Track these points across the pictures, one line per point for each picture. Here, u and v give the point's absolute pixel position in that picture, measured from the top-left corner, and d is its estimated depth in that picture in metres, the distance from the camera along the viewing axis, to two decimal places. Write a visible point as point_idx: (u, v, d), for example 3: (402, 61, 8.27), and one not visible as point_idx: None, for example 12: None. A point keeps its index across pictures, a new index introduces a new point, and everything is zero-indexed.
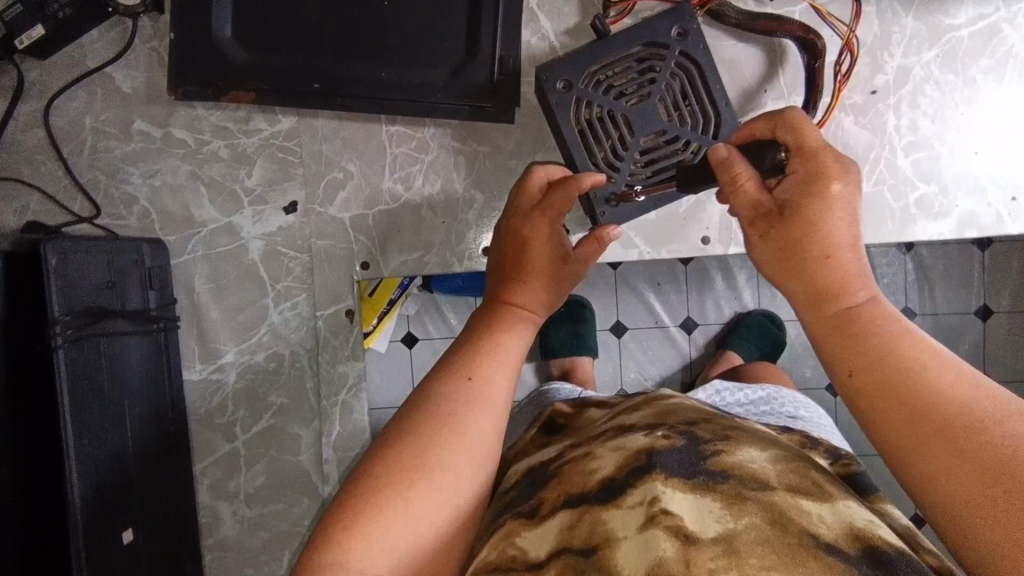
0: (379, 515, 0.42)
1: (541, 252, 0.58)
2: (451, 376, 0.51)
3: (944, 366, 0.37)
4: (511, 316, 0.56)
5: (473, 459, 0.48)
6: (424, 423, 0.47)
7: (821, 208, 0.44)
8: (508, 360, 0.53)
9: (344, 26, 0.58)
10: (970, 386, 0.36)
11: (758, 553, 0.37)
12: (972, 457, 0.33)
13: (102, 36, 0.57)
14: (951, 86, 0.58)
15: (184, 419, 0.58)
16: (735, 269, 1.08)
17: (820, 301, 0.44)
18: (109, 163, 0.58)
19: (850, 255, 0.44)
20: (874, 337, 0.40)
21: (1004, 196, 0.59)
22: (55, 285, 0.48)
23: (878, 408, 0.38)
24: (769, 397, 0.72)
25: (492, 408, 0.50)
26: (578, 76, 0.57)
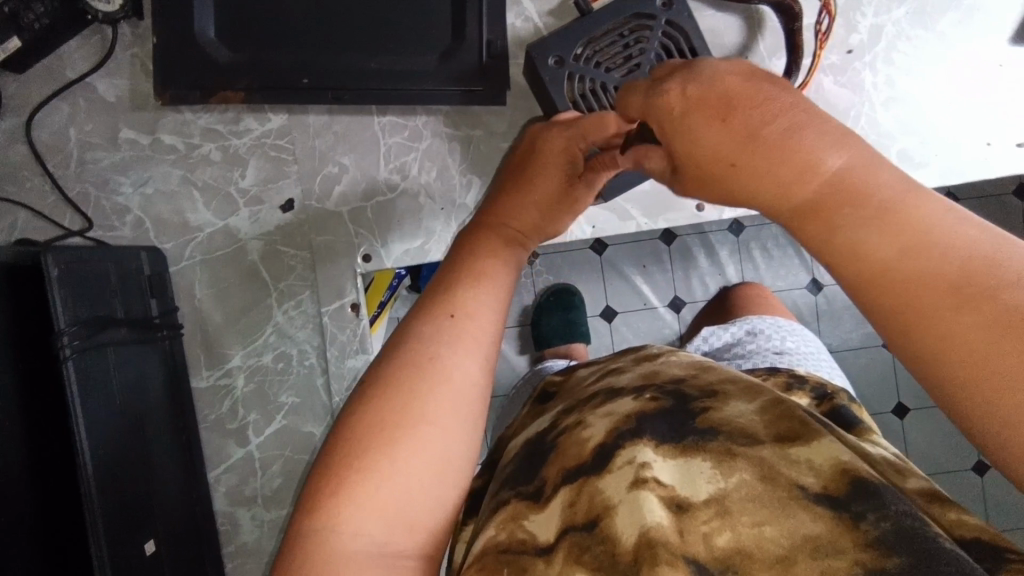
0: (369, 476, 0.36)
1: (555, 161, 0.51)
2: (432, 314, 0.43)
3: (942, 230, 0.32)
4: (490, 240, 0.49)
5: (467, 408, 0.40)
6: (402, 366, 0.40)
7: (702, 118, 0.34)
8: (492, 287, 0.46)
9: (327, 17, 0.57)
10: (967, 245, 0.31)
11: (750, 509, 0.37)
12: (983, 327, 0.29)
13: (83, 45, 0.58)
14: (922, 41, 0.59)
15: (195, 428, 0.59)
16: (716, 246, 1.25)
17: (777, 193, 0.33)
18: (98, 174, 0.58)
19: (778, 123, 0.32)
20: (854, 222, 0.32)
21: (979, 142, 0.59)
22: (59, 293, 0.51)
23: (880, 300, 0.33)
24: (753, 334, 0.74)
25: (476, 345, 0.42)
26: (568, 52, 0.56)
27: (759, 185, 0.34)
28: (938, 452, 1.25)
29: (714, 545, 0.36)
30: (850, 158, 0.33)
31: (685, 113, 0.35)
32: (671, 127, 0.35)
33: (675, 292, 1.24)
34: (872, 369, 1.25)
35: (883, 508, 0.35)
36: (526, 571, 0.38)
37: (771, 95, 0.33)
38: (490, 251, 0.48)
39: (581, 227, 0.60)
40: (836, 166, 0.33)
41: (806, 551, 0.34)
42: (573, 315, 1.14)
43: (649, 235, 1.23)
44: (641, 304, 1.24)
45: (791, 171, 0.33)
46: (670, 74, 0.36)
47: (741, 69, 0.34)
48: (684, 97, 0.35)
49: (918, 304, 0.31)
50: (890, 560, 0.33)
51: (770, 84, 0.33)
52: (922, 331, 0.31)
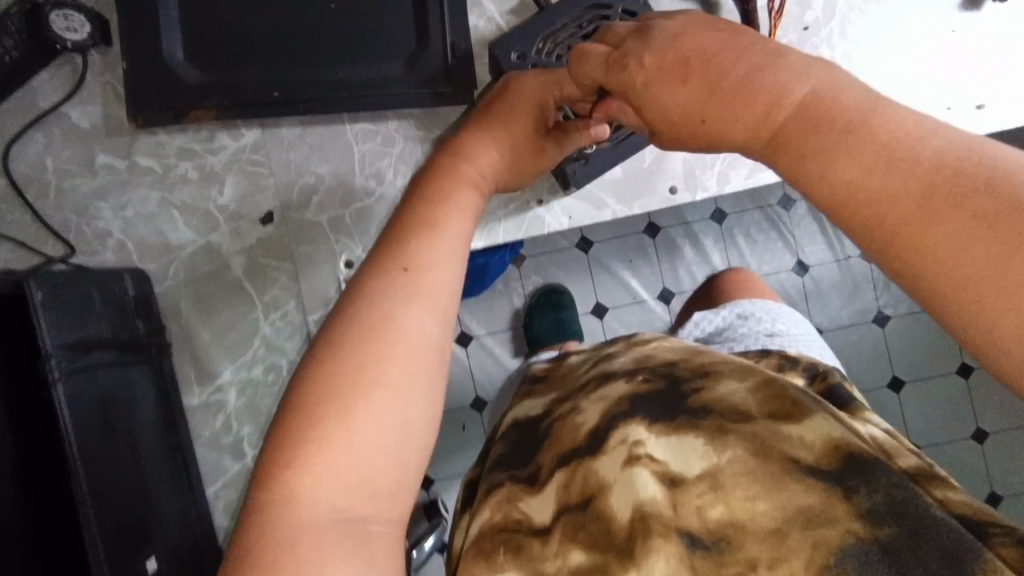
0: (324, 444, 0.34)
1: (530, 107, 0.50)
2: (386, 269, 0.40)
3: (904, 143, 0.31)
4: (449, 182, 0.45)
5: (424, 369, 0.38)
6: (354, 327, 0.38)
7: (665, 83, 0.35)
8: (448, 236, 0.42)
9: (293, 31, 0.58)
10: (933, 152, 0.30)
11: (743, 484, 0.37)
12: (957, 229, 0.29)
13: (54, 75, 0.59)
14: (875, 13, 0.61)
15: (189, 444, 0.60)
16: (700, 235, 1.26)
17: (747, 133, 0.34)
18: (77, 201, 0.59)
19: (738, 69, 0.33)
20: (820, 146, 0.32)
21: (939, 108, 0.61)
22: (43, 317, 0.51)
23: (857, 221, 0.32)
24: (744, 317, 0.72)
25: (433, 301, 0.40)
26: (529, 47, 0.58)
27: (729, 127, 0.34)
28: (936, 424, 1.25)
29: (707, 516, 0.37)
30: (816, 84, 0.33)
31: (649, 80, 0.36)
32: (636, 94, 0.37)
33: (663, 283, 1.25)
34: (864, 346, 1.26)
35: (875, 480, 0.36)
36: (521, 550, 0.39)
37: (717, 48, 0.34)
38: (449, 198, 0.44)
39: (557, 217, 0.61)
40: (800, 94, 0.33)
41: (798, 525, 0.35)
42: (564, 314, 1.15)
43: (633, 230, 1.25)
44: (630, 298, 1.24)
45: (756, 106, 0.33)
46: (627, 43, 0.38)
47: (717, 30, 0.35)
48: (643, 68, 0.36)
49: (888, 218, 0.30)
50: (881, 531, 0.34)
51: (734, 35, 0.35)
52: (900, 242, 0.30)
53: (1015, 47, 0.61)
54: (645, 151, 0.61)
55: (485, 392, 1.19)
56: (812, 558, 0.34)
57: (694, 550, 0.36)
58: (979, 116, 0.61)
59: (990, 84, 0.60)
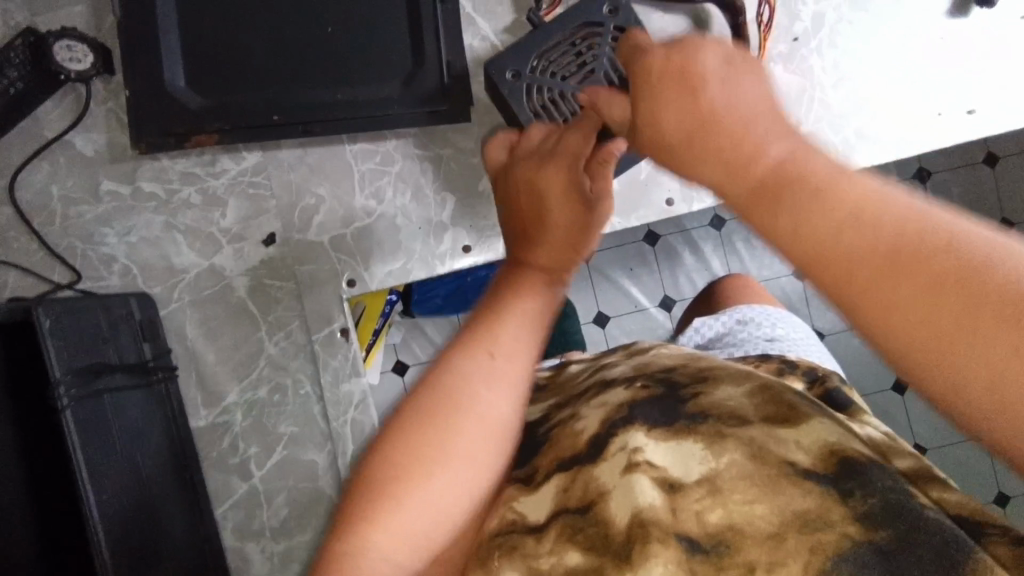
0: (409, 510, 0.37)
1: (573, 196, 0.47)
2: (478, 350, 0.42)
3: (875, 208, 0.29)
4: (530, 270, 0.47)
5: (500, 447, 0.41)
6: (446, 403, 0.40)
7: (667, 93, 0.35)
8: (534, 319, 0.45)
9: (291, 55, 0.59)
10: (909, 217, 0.28)
11: (740, 487, 0.37)
12: (929, 292, 0.26)
13: (58, 104, 0.60)
14: (864, 22, 0.61)
15: (197, 465, 0.60)
16: (699, 242, 1.27)
17: (725, 175, 0.33)
18: (83, 227, 0.60)
19: (730, 110, 0.34)
20: (792, 201, 0.30)
21: (930, 113, 0.62)
22: (52, 344, 0.52)
23: (823, 279, 0.29)
24: (743, 322, 0.72)
25: (513, 384, 0.42)
26: (523, 65, 0.59)
27: (709, 163, 0.34)
28: (941, 424, 1.25)
29: (706, 521, 0.37)
30: (794, 143, 0.32)
31: (659, 80, 0.36)
32: (643, 83, 0.37)
33: (664, 291, 1.26)
34: (867, 348, 1.26)
35: (870, 483, 0.36)
36: (517, 550, 0.40)
37: (731, 77, 0.35)
38: (534, 284, 0.46)
39: None
40: (777, 152, 0.32)
41: (795, 527, 0.35)
42: (567, 323, 1.15)
43: (633, 239, 1.25)
44: (631, 306, 1.25)
45: (739, 150, 0.33)
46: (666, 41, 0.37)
47: (723, 55, 0.35)
48: (666, 63, 0.36)
49: (857, 278, 0.28)
50: (877, 533, 0.34)
51: (731, 70, 0.35)
52: (869, 305, 0.28)
53: (1002, 50, 0.62)
54: (640, 164, 0.61)
55: None
56: (810, 560, 0.34)
57: (692, 555, 0.36)
58: (969, 121, 0.61)
59: (979, 88, 0.61)
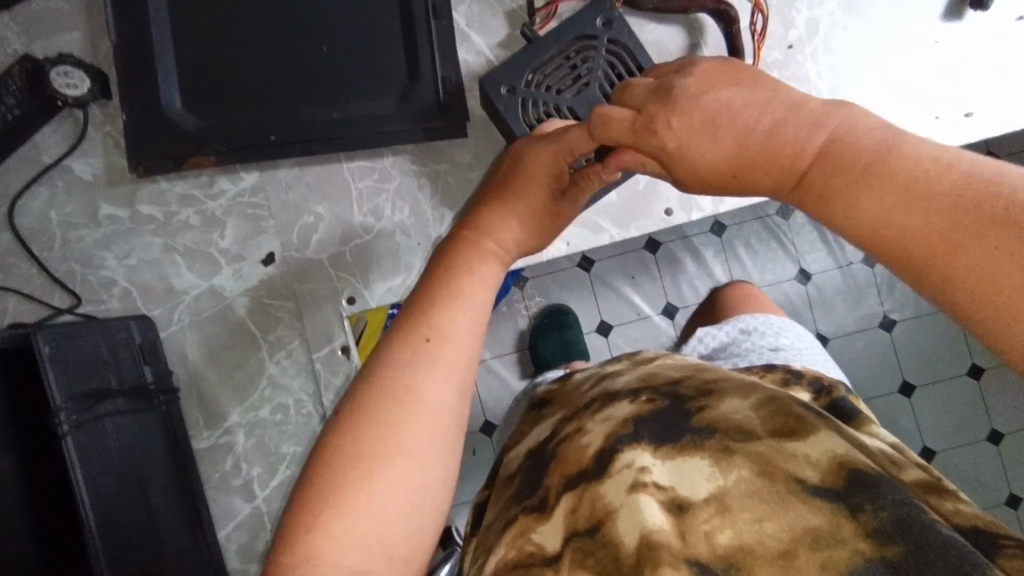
0: (344, 510, 0.39)
1: (544, 176, 0.51)
2: (407, 341, 0.44)
3: (924, 176, 0.32)
4: (473, 258, 0.49)
5: (441, 435, 0.42)
6: (376, 394, 0.42)
7: (693, 138, 0.38)
8: (467, 306, 0.47)
9: (286, 75, 0.60)
10: (958, 183, 0.31)
11: (750, 505, 0.37)
12: (989, 255, 0.30)
13: (56, 130, 0.60)
14: (859, 28, 0.61)
15: (200, 488, 0.59)
16: (701, 249, 1.26)
17: (774, 178, 0.37)
18: (82, 251, 0.60)
19: (763, 125, 0.37)
20: (842, 189, 0.35)
21: (927, 116, 0.61)
22: (52, 371, 0.54)
23: (889, 257, 0.33)
24: (747, 332, 0.72)
25: (453, 370, 0.44)
26: (518, 80, 0.59)
27: (755, 180, 0.38)
28: (950, 426, 1.24)
29: (716, 542, 0.37)
30: (833, 132, 0.35)
31: (677, 138, 0.39)
32: (668, 157, 0.40)
33: (666, 298, 1.25)
34: (872, 351, 1.25)
35: (881, 497, 0.35)
36: None
37: (740, 101, 0.38)
38: (469, 267, 0.48)
39: (556, 244, 0.61)
40: (819, 143, 0.35)
41: (806, 543, 0.35)
42: (570, 333, 1.15)
43: (634, 247, 1.25)
44: (634, 314, 1.24)
45: (781, 159, 0.36)
46: (649, 104, 0.41)
47: (725, 81, 0.39)
48: (671, 132, 0.39)
49: (920, 252, 0.32)
50: (889, 549, 0.34)
51: (747, 87, 0.38)
52: (935, 276, 0.32)
53: (998, 51, 0.61)
54: (639, 176, 0.62)
55: (493, 416, 1.19)
56: None
57: None
58: (968, 123, 0.61)
59: (977, 90, 0.61)
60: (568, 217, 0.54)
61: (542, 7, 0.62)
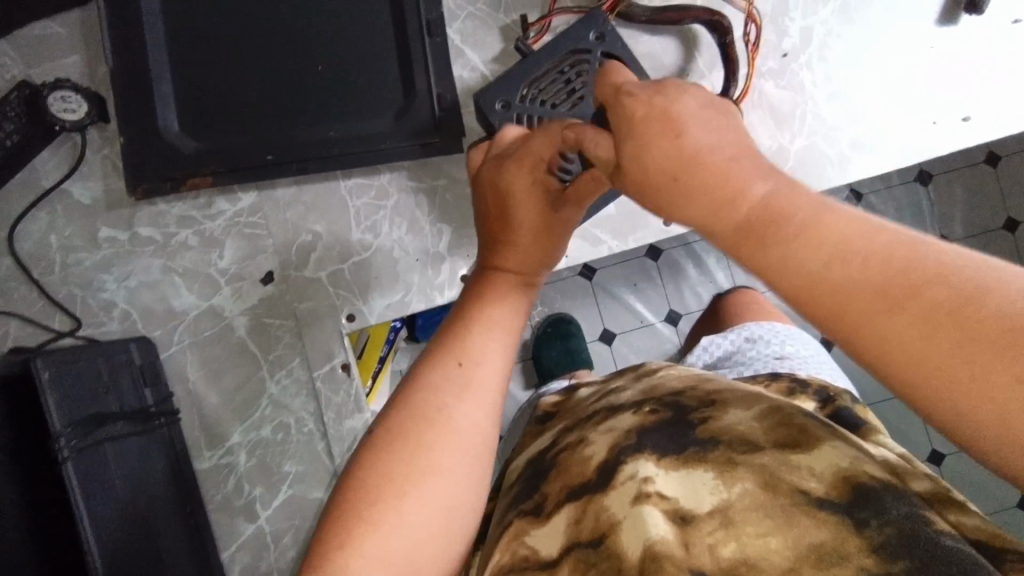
0: (378, 528, 0.38)
1: (530, 196, 0.49)
2: (441, 362, 0.45)
3: (861, 236, 0.29)
4: (501, 281, 0.49)
5: (476, 459, 0.43)
6: (414, 415, 0.42)
7: (655, 135, 0.35)
8: (500, 329, 0.47)
9: (281, 95, 0.60)
10: (890, 249, 0.28)
11: (754, 519, 0.37)
12: (920, 327, 0.27)
13: (55, 154, 0.61)
14: (854, 35, 0.61)
15: (202, 509, 0.60)
16: (702, 255, 1.26)
17: (707, 214, 0.33)
18: (83, 275, 0.60)
19: (704, 155, 0.33)
20: (780, 237, 0.31)
21: (925, 122, 0.61)
22: (51, 397, 0.53)
23: (816, 315, 0.30)
24: (752, 340, 0.72)
25: (483, 395, 0.44)
26: (513, 95, 0.59)
27: (689, 206, 0.34)
28: None
29: (719, 555, 0.36)
30: (772, 181, 0.32)
31: (646, 120, 0.36)
32: (629, 129, 0.36)
33: (669, 305, 1.25)
34: None
35: (886, 512, 0.35)
36: None
37: (692, 121, 0.35)
38: (500, 292, 0.49)
39: None
40: (761, 192, 0.32)
41: (811, 562, 0.34)
42: (573, 343, 1.14)
43: (635, 254, 1.25)
44: (637, 322, 1.24)
45: (715, 194, 0.33)
46: (644, 84, 0.37)
47: (704, 101, 0.36)
48: (649, 103, 0.36)
49: (849, 314, 0.29)
50: (895, 564, 0.33)
51: (699, 111, 0.35)
52: (866, 341, 0.28)
53: (994, 55, 0.61)
54: None
55: (498, 427, 1.18)
56: None
57: None
58: (965, 127, 0.61)
59: (974, 94, 0.61)
60: (568, 221, 0.51)
61: (537, 20, 0.62)
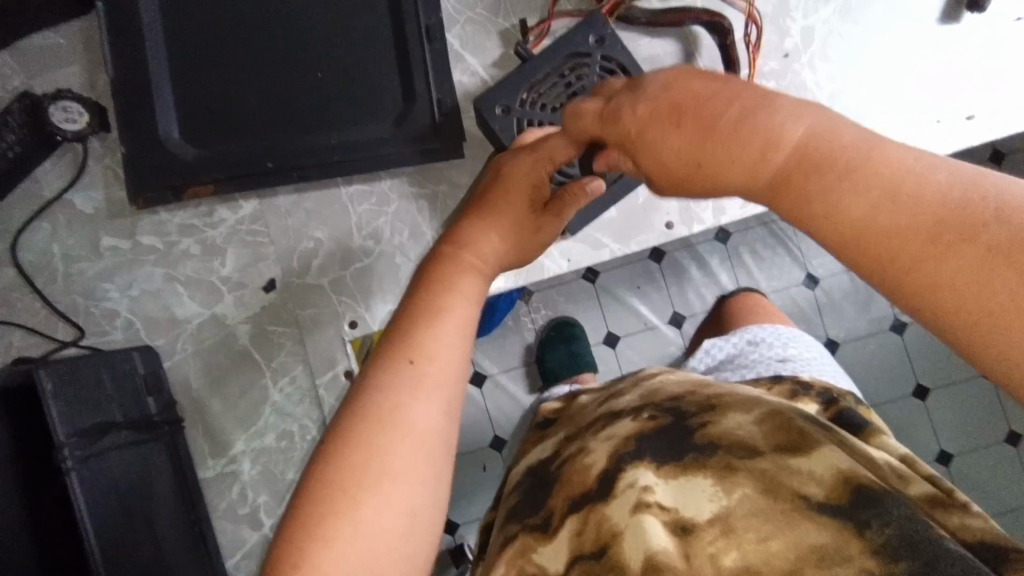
0: (331, 544, 0.38)
1: (522, 188, 0.52)
2: (391, 360, 0.43)
3: (909, 177, 0.31)
4: (455, 269, 0.48)
5: (432, 459, 0.42)
6: (365, 421, 0.41)
7: (661, 128, 0.38)
8: (453, 321, 0.46)
9: (281, 102, 0.60)
10: (941, 188, 0.30)
11: (754, 525, 0.36)
12: (971, 267, 0.28)
13: (56, 164, 0.61)
14: (856, 34, 0.61)
15: (206, 517, 0.59)
16: (706, 257, 1.25)
17: (748, 174, 0.35)
18: (85, 284, 0.60)
19: (732, 111, 0.35)
20: (821, 185, 0.33)
21: (929, 121, 0.61)
22: (55, 407, 0.54)
23: (866, 260, 0.32)
24: (755, 343, 0.71)
25: (437, 389, 0.43)
26: (513, 100, 0.59)
27: (726, 172, 0.36)
28: (967, 429, 1.22)
29: (721, 564, 0.36)
30: (812, 125, 0.34)
31: (652, 116, 0.39)
32: (632, 144, 0.41)
33: (673, 307, 1.24)
34: (885, 355, 1.24)
35: (887, 513, 0.34)
36: None
37: (710, 93, 0.37)
38: (453, 282, 0.47)
39: (558, 261, 0.61)
40: (798, 135, 0.34)
41: (812, 563, 0.34)
42: (577, 346, 1.14)
43: (639, 256, 1.24)
44: (641, 324, 1.23)
45: (752, 151, 0.35)
46: (622, 99, 0.42)
47: (705, 78, 0.38)
48: (638, 117, 0.40)
49: (901, 257, 0.30)
50: (898, 564, 0.33)
51: (719, 83, 0.37)
52: (915, 282, 0.30)
53: (996, 53, 0.61)
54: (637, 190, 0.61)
55: (503, 431, 1.18)
56: None
57: None
58: (970, 125, 0.60)
59: (978, 92, 0.60)
60: (545, 242, 0.54)
61: (536, 24, 0.62)
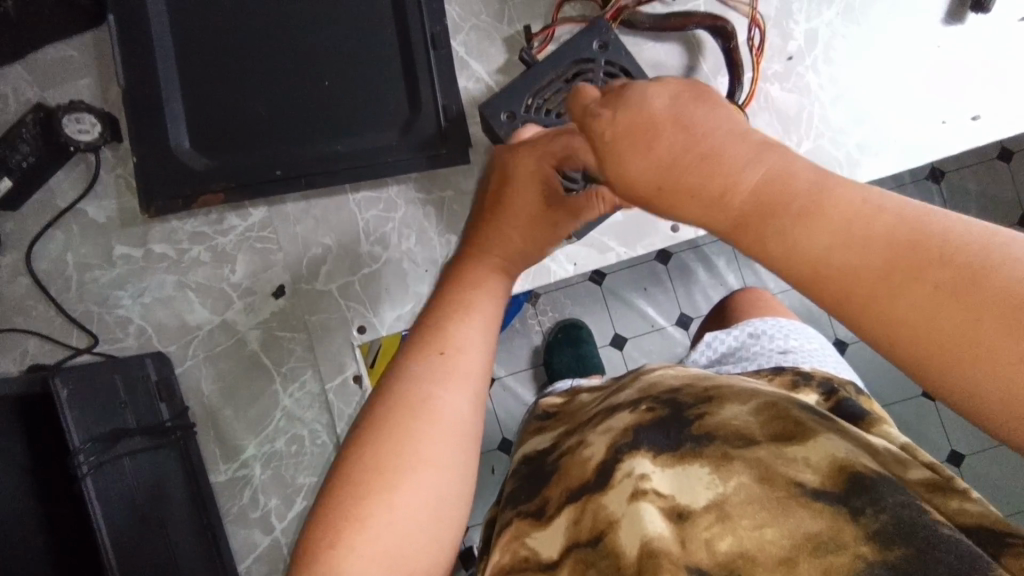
0: (365, 525, 0.38)
1: (531, 183, 0.52)
2: (422, 351, 0.44)
3: (862, 216, 0.32)
4: (479, 269, 0.50)
5: (459, 446, 0.42)
6: (393, 408, 0.42)
7: (629, 147, 0.38)
8: (479, 315, 0.47)
9: (289, 111, 0.61)
10: (891, 227, 0.31)
11: (748, 512, 0.37)
12: (924, 304, 0.29)
13: (69, 175, 0.62)
14: (859, 36, 0.61)
15: (218, 522, 0.60)
16: (712, 258, 1.25)
17: (706, 209, 0.36)
18: (98, 292, 0.61)
19: (694, 144, 0.36)
20: (779, 227, 0.33)
21: (934, 122, 0.61)
22: (70, 412, 0.55)
23: (824, 297, 0.33)
24: (757, 335, 0.71)
25: (466, 379, 0.44)
26: (517, 106, 0.60)
27: (685, 204, 0.37)
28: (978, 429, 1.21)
29: (716, 549, 0.36)
30: (767, 167, 0.34)
31: (615, 137, 0.39)
32: (603, 151, 0.40)
33: (680, 309, 1.24)
34: None
35: (881, 500, 0.34)
36: None
37: (677, 117, 0.37)
38: (477, 280, 0.49)
39: (564, 264, 0.61)
40: (753, 176, 0.34)
41: (807, 550, 0.35)
42: (584, 348, 1.14)
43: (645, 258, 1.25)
44: (648, 326, 1.24)
45: (712, 186, 0.35)
46: (605, 99, 0.41)
47: (672, 91, 0.38)
48: (614, 124, 0.39)
49: (856, 295, 0.31)
50: (891, 552, 0.33)
51: (688, 107, 0.37)
52: (872, 319, 0.31)
53: (1001, 53, 0.61)
54: None
55: (512, 434, 1.19)
56: None
57: None
58: (975, 126, 0.60)
59: (983, 93, 0.60)
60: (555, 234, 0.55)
61: (539, 31, 0.62)
